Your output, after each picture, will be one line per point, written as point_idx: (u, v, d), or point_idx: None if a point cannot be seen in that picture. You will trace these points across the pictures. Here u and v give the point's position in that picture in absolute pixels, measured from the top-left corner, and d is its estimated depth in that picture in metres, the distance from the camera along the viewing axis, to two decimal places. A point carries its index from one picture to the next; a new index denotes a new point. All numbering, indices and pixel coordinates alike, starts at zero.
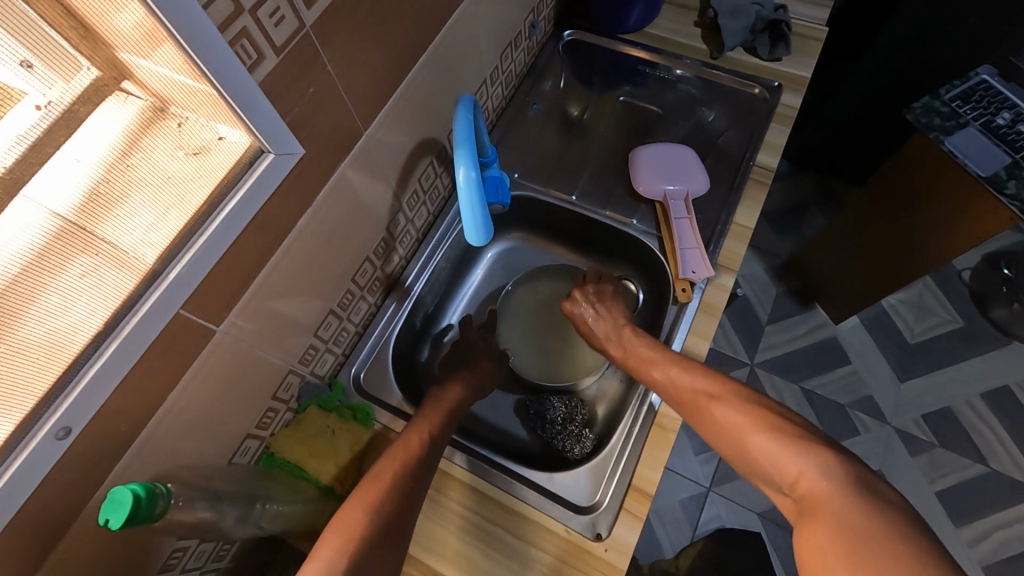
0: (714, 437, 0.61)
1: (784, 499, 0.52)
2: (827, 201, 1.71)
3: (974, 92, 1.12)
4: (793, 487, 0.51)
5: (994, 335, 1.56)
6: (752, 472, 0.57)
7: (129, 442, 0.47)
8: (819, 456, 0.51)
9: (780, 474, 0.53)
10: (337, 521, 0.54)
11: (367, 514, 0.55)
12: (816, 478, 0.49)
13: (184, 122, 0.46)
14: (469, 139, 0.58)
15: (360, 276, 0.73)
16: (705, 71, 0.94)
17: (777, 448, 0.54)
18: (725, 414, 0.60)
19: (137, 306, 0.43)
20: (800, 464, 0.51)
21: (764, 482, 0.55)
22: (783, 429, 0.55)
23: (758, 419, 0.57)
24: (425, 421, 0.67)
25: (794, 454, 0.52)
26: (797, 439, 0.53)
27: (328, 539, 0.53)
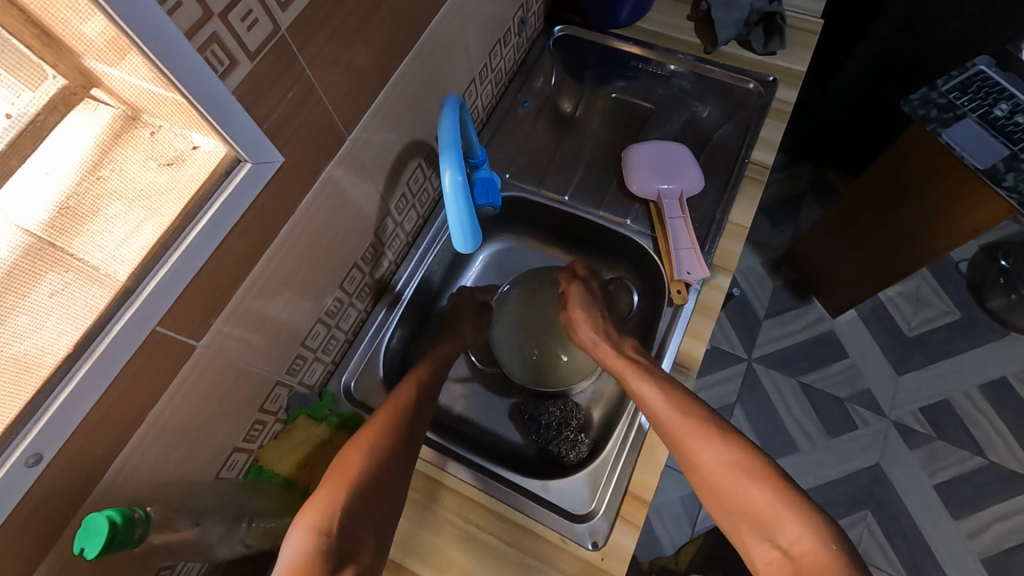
0: (706, 480, 0.60)
1: (772, 554, 0.53)
2: (824, 193, 1.70)
3: (972, 83, 1.10)
4: (789, 549, 0.52)
5: (992, 326, 1.55)
6: (738, 524, 0.57)
7: (108, 462, 0.46)
8: (818, 523, 0.53)
9: (776, 532, 0.54)
10: (338, 460, 0.60)
11: (368, 453, 0.60)
12: (817, 545, 0.51)
13: (156, 130, 0.44)
14: (455, 143, 0.56)
15: (348, 283, 0.71)
16: (698, 66, 0.92)
17: (775, 508, 0.55)
18: (726, 463, 0.59)
19: (109, 326, 0.41)
20: (797, 529, 0.53)
21: (752, 534, 0.56)
22: (782, 488, 0.56)
23: (758, 474, 0.58)
24: (410, 381, 0.71)
25: (795, 519, 0.53)
26: (797, 503, 0.54)
27: (325, 483, 0.58)
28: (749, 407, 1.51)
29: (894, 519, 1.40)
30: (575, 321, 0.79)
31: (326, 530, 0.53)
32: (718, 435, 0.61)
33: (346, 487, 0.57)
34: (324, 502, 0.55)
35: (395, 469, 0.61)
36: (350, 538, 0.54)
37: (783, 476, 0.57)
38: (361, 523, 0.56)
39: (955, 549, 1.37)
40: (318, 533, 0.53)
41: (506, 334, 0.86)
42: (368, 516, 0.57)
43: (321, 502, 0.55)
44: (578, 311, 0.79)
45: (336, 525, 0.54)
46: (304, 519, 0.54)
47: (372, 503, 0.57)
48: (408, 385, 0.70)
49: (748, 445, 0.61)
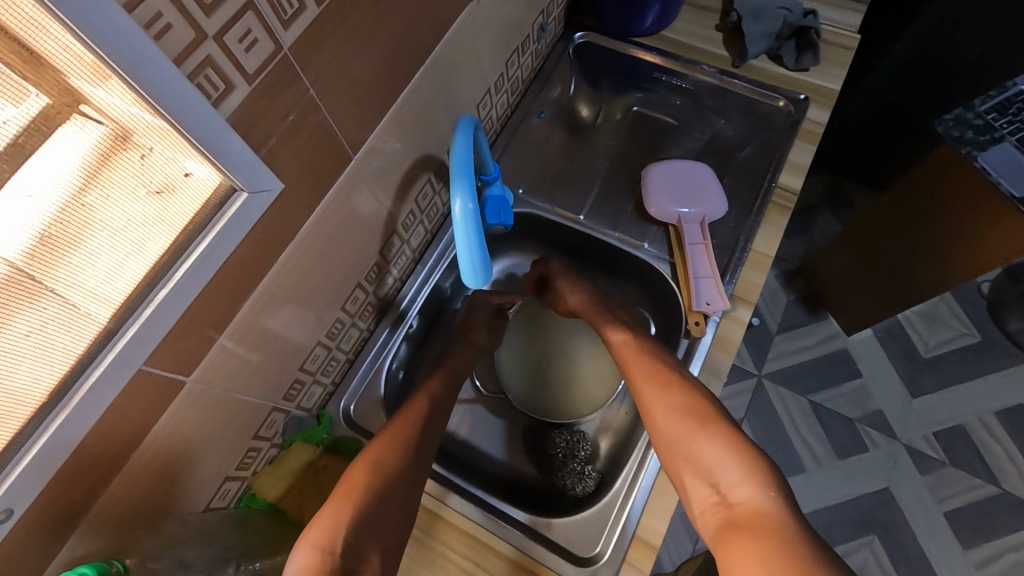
0: (659, 427, 0.61)
1: (710, 500, 0.54)
2: (843, 205, 1.65)
3: (1013, 103, 1.01)
4: (727, 495, 0.53)
5: (1011, 350, 1.51)
6: (682, 471, 0.57)
7: (85, 506, 0.43)
8: (760, 474, 0.53)
9: (715, 480, 0.54)
10: (345, 475, 0.58)
11: (373, 468, 0.58)
12: (755, 492, 0.51)
13: (147, 153, 0.39)
14: (468, 169, 0.53)
15: (350, 303, 0.68)
16: (723, 79, 0.87)
17: (720, 456, 0.55)
18: (680, 411, 0.60)
19: (88, 371, 0.39)
20: (739, 478, 0.53)
21: (692, 480, 0.56)
22: (730, 437, 0.57)
23: (708, 423, 0.58)
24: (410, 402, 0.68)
25: (737, 467, 0.54)
26: (743, 452, 0.55)
27: (334, 497, 0.56)
28: (756, 424, 1.48)
29: (902, 545, 1.36)
30: (565, 291, 0.79)
31: (331, 549, 0.51)
32: (677, 386, 0.63)
33: (352, 501, 0.55)
34: (329, 519, 0.54)
35: (402, 485, 0.59)
36: (356, 558, 0.52)
37: (735, 428, 0.57)
38: (367, 539, 0.54)
39: None
40: (323, 552, 0.51)
41: (511, 364, 0.83)
42: (374, 532, 0.55)
43: (326, 519, 0.54)
44: (563, 278, 0.80)
45: (341, 544, 0.52)
46: (310, 537, 0.53)
47: (380, 514, 0.56)
48: (410, 403, 0.67)
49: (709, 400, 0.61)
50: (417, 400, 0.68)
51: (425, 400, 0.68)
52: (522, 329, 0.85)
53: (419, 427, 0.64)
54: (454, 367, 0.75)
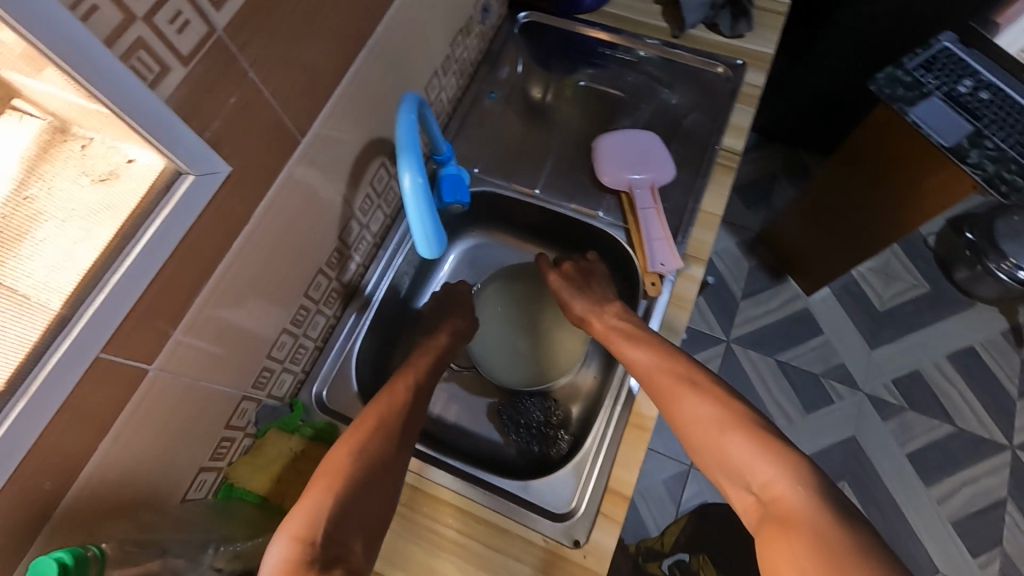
0: (684, 429, 0.62)
1: (747, 500, 0.55)
2: (796, 172, 1.71)
3: (937, 60, 1.11)
4: (761, 494, 0.54)
5: (958, 298, 1.60)
6: (718, 474, 0.58)
7: (57, 499, 0.43)
8: (792, 466, 0.53)
9: (749, 478, 0.55)
10: (325, 463, 0.59)
11: (354, 456, 0.59)
12: (789, 486, 0.52)
13: (88, 143, 0.41)
14: (414, 144, 0.54)
15: (314, 290, 0.69)
16: (666, 51, 0.90)
17: (750, 454, 0.56)
18: (706, 413, 0.61)
19: (45, 359, 0.39)
20: (771, 473, 0.54)
21: (728, 481, 0.57)
22: (756, 432, 0.57)
23: (736, 424, 0.58)
24: (403, 380, 0.70)
25: (768, 462, 0.54)
26: (771, 448, 0.55)
27: (316, 482, 0.57)
28: None
29: (870, 489, 1.44)
30: (570, 301, 0.78)
31: (310, 540, 0.51)
32: (700, 389, 0.63)
33: (336, 489, 0.55)
34: (310, 508, 0.54)
35: (384, 470, 0.59)
36: (339, 547, 0.52)
37: (762, 425, 0.58)
38: (348, 530, 0.54)
39: (928, 514, 1.41)
40: (302, 542, 0.51)
41: (501, 310, 0.88)
42: (356, 520, 0.55)
43: (306, 508, 0.54)
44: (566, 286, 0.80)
45: (322, 534, 0.52)
46: (289, 526, 0.53)
47: (363, 503, 0.56)
48: (386, 391, 0.68)
49: (730, 398, 0.62)
50: (395, 389, 0.68)
51: (402, 382, 0.70)
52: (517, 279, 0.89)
53: (403, 415, 0.65)
54: (422, 347, 0.76)
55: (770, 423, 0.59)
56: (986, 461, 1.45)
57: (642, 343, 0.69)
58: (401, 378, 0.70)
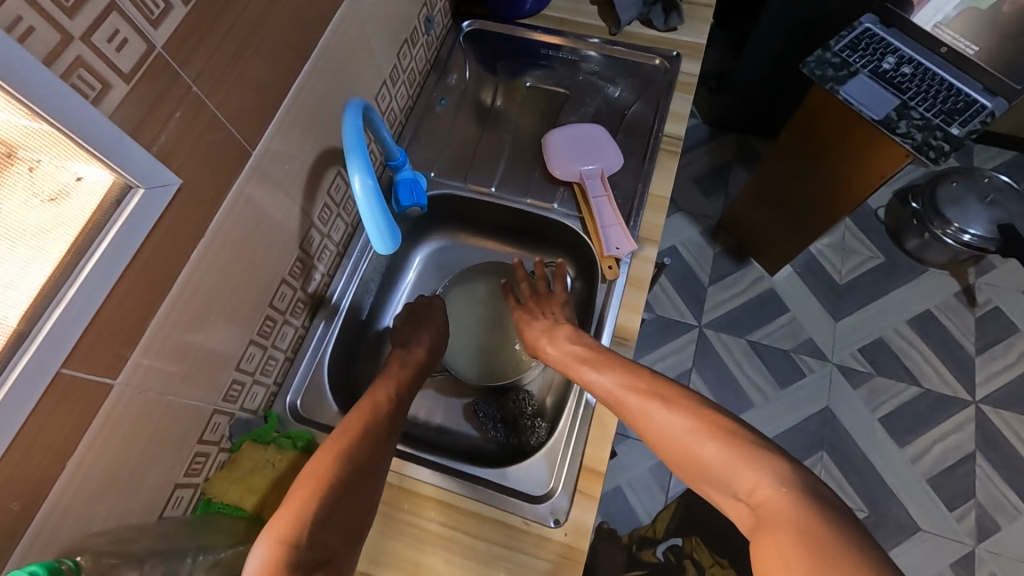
0: (660, 446, 0.60)
1: (737, 508, 0.52)
2: (748, 158, 1.78)
3: (861, 41, 1.19)
4: (749, 500, 0.51)
5: (911, 264, 1.68)
6: (707, 485, 0.56)
7: (27, 519, 0.43)
8: (769, 466, 0.51)
9: (734, 484, 0.53)
10: (307, 470, 0.58)
11: (337, 459, 0.59)
12: (773, 488, 0.49)
13: (36, 165, 0.41)
14: (361, 146, 0.56)
15: (279, 300, 0.70)
16: (607, 48, 0.95)
17: (731, 460, 0.54)
18: (680, 426, 0.59)
19: (5, 375, 0.40)
20: (756, 477, 0.51)
21: (716, 491, 0.55)
22: (731, 438, 0.55)
23: (713, 431, 0.57)
24: (391, 381, 0.73)
25: (746, 467, 0.52)
26: (746, 450, 0.53)
27: (299, 487, 0.56)
28: (705, 371, 1.57)
29: (848, 456, 1.48)
30: (525, 326, 0.81)
31: (294, 541, 0.50)
32: (672, 404, 0.62)
33: (321, 492, 0.55)
34: (295, 512, 0.53)
35: (368, 472, 0.60)
36: (322, 550, 0.51)
37: (740, 431, 0.56)
38: (332, 533, 0.53)
39: (904, 474, 1.46)
40: (286, 544, 0.50)
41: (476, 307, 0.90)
42: (340, 524, 0.54)
43: (291, 511, 0.53)
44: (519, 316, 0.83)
45: (307, 535, 0.51)
46: (274, 528, 0.51)
47: (344, 507, 0.55)
48: (360, 405, 0.67)
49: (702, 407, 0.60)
50: (375, 396, 0.69)
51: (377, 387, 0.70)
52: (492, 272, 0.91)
53: (386, 419, 0.66)
54: (398, 359, 0.77)
55: (750, 429, 0.57)
56: (952, 417, 1.51)
57: (603, 366, 0.69)
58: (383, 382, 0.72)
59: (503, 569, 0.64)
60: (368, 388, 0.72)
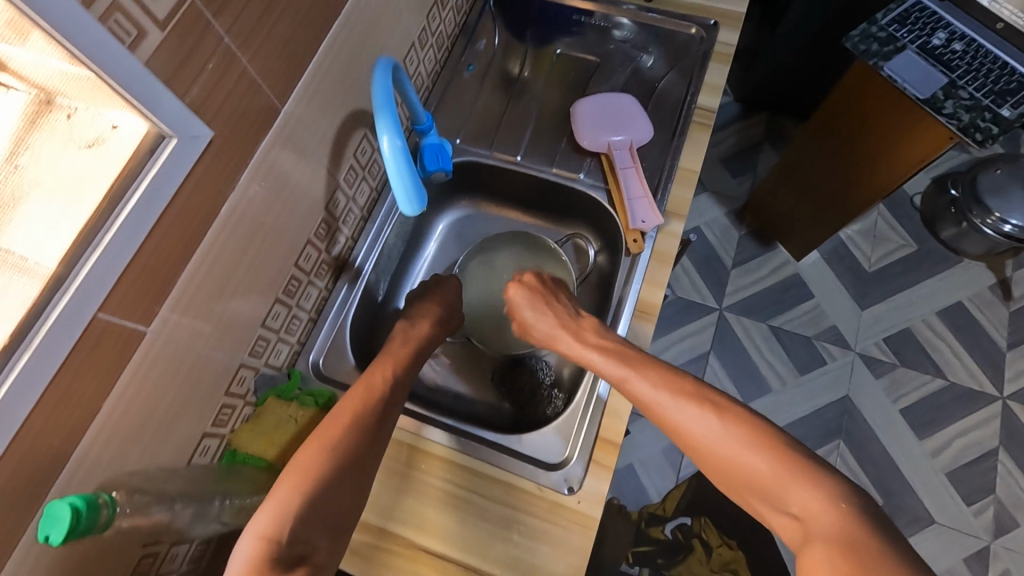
0: (695, 450, 0.57)
1: (785, 521, 0.51)
2: (780, 139, 1.73)
3: (910, 15, 1.13)
4: (799, 515, 0.49)
5: (945, 255, 1.62)
6: (749, 494, 0.54)
7: (65, 458, 0.45)
8: (824, 482, 0.50)
9: (783, 497, 0.51)
10: (295, 459, 0.55)
11: (326, 453, 0.55)
12: (828, 507, 0.48)
13: (73, 113, 0.43)
14: (389, 104, 0.55)
15: (304, 261, 0.70)
16: (642, 16, 0.91)
17: (780, 473, 0.51)
18: (719, 431, 0.56)
19: (45, 315, 0.41)
20: (808, 494, 0.49)
21: (760, 502, 0.53)
22: (779, 449, 0.53)
23: (758, 440, 0.54)
24: (389, 360, 0.69)
25: (801, 482, 0.50)
26: (799, 465, 0.51)
27: (286, 477, 0.53)
28: (723, 354, 1.55)
29: (865, 445, 1.46)
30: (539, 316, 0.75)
31: (276, 537, 0.48)
32: (709, 405, 0.58)
33: (306, 486, 0.52)
34: (276, 505, 0.51)
35: (359, 466, 0.57)
36: (303, 546, 0.49)
37: (786, 441, 0.54)
38: (314, 527, 0.51)
39: (922, 467, 1.44)
40: (267, 541, 0.48)
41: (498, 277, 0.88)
42: (321, 517, 0.52)
43: (274, 504, 0.51)
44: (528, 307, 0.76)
45: (288, 532, 0.49)
46: (256, 524, 0.50)
47: (332, 500, 0.53)
48: (358, 388, 0.64)
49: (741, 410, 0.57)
50: (377, 372, 0.67)
51: (397, 353, 0.71)
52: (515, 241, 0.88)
53: (382, 401, 0.63)
54: (400, 334, 0.74)
55: (792, 437, 0.55)
56: (977, 412, 1.48)
57: (633, 366, 0.64)
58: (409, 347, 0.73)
59: (515, 532, 0.65)
60: (368, 367, 0.68)
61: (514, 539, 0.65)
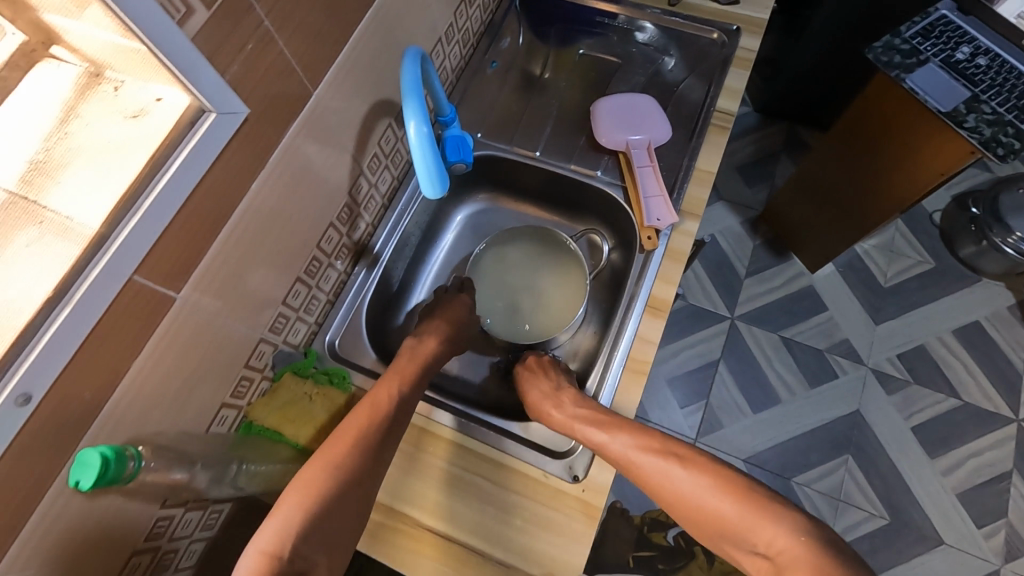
0: (673, 505, 0.61)
1: (756, 562, 0.54)
2: (799, 150, 1.73)
3: (934, 28, 1.13)
4: (768, 554, 0.53)
5: (963, 273, 1.60)
6: (724, 542, 0.57)
7: (94, 412, 0.47)
8: (784, 518, 0.54)
9: (753, 539, 0.55)
10: (299, 475, 0.57)
11: (329, 471, 0.57)
12: (790, 542, 0.52)
13: (119, 86, 0.47)
14: (417, 90, 0.57)
15: (325, 243, 0.73)
16: (664, 20, 0.93)
17: (747, 518, 0.56)
18: (694, 483, 0.60)
19: (87, 271, 0.43)
20: (773, 532, 0.53)
21: (734, 547, 0.57)
22: (746, 494, 0.57)
23: (727, 488, 0.58)
24: (396, 376, 0.69)
25: (764, 521, 0.55)
26: (762, 504, 0.56)
27: (289, 493, 0.56)
28: (732, 362, 1.54)
29: (874, 461, 1.45)
30: (529, 387, 0.75)
31: (279, 553, 0.51)
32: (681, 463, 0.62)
33: (306, 506, 0.54)
34: (279, 523, 0.53)
35: (362, 482, 0.58)
36: (303, 561, 0.52)
37: (750, 486, 0.58)
38: (314, 544, 0.53)
39: (932, 487, 1.42)
40: (270, 556, 0.50)
41: (514, 265, 0.90)
42: (323, 535, 0.54)
43: (276, 522, 0.53)
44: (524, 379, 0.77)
45: (289, 549, 0.51)
46: (258, 541, 0.52)
47: (333, 520, 0.55)
48: (362, 407, 0.64)
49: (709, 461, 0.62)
50: (387, 382, 0.68)
51: (411, 352, 0.74)
52: (532, 233, 0.89)
53: (389, 418, 0.64)
54: (407, 353, 0.74)
55: (755, 480, 0.60)
56: (991, 433, 1.46)
57: (611, 428, 0.65)
58: (423, 349, 0.74)
59: (518, 517, 0.66)
60: (373, 385, 0.69)
61: (516, 524, 0.66)
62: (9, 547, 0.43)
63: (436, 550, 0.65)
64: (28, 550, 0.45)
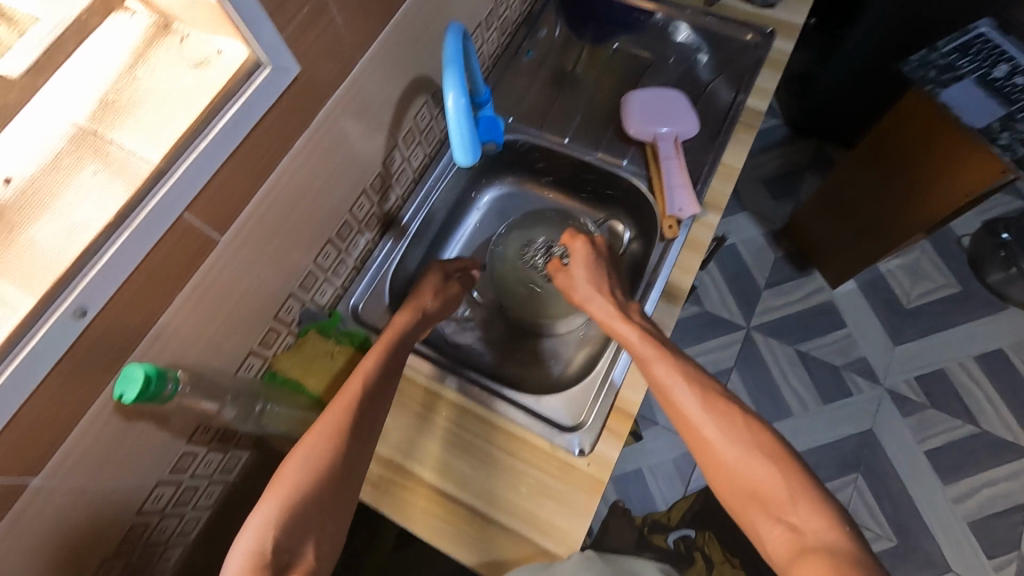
0: (702, 450, 0.58)
1: (778, 533, 0.52)
2: (827, 165, 1.72)
3: (973, 45, 1.13)
4: (796, 528, 0.51)
5: (990, 299, 1.57)
6: (747, 504, 0.54)
7: (137, 338, 0.50)
8: (819, 498, 0.52)
9: (783, 509, 0.52)
10: (278, 472, 0.57)
11: (304, 464, 0.57)
12: (825, 527, 0.50)
13: (185, 37, 0.52)
14: (457, 60, 0.61)
15: (358, 209, 0.76)
16: (699, 19, 0.95)
17: (781, 487, 0.53)
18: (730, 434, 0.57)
19: (145, 202, 0.47)
20: (803, 509, 0.52)
21: (758, 512, 0.54)
22: (785, 464, 0.55)
23: (766, 452, 0.55)
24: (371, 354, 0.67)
25: (805, 501, 0.52)
26: (800, 478, 0.54)
27: (268, 495, 0.56)
28: (745, 372, 1.54)
29: (884, 481, 1.43)
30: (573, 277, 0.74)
31: (263, 550, 0.52)
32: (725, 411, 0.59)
33: (284, 504, 0.55)
34: (262, 521, 0.54)
35: (342, 475, 0.58)
36: (288, 554, 0.52)
37: (790, 457, 0.55)
38: (299, 534, 0.54)
39: (943, 513, 1.39)
40: (254, 554, 0.52)
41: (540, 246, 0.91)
42: (306, 528, 0.54)
43: (260, 520, 0.54)
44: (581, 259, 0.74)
45: (271, 544, 0.52)
46: (244, 542, 0.52)
47: (315, 517, 0.55)
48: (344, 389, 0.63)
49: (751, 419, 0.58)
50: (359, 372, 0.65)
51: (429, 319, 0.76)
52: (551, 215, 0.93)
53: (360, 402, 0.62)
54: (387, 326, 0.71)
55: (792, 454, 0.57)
56: (1009, 464, 1.42)
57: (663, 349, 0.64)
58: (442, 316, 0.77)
59: (523, 485, 0.68)
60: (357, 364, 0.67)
61: (520, 492, 0.67)
62: (55, 451, 0.47)
63: (441, 509, 0.67)
64: (69, 459, 0.48)
